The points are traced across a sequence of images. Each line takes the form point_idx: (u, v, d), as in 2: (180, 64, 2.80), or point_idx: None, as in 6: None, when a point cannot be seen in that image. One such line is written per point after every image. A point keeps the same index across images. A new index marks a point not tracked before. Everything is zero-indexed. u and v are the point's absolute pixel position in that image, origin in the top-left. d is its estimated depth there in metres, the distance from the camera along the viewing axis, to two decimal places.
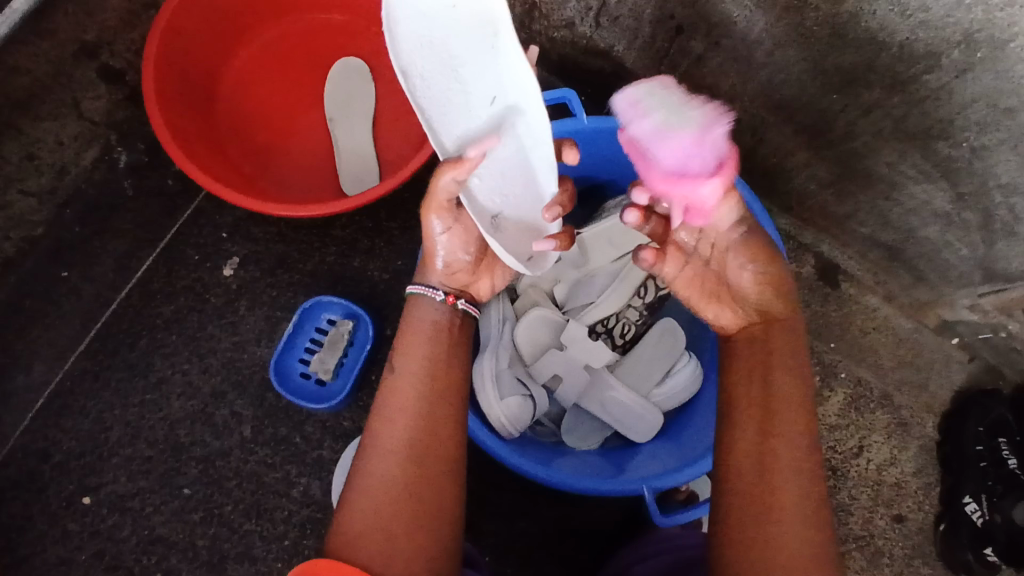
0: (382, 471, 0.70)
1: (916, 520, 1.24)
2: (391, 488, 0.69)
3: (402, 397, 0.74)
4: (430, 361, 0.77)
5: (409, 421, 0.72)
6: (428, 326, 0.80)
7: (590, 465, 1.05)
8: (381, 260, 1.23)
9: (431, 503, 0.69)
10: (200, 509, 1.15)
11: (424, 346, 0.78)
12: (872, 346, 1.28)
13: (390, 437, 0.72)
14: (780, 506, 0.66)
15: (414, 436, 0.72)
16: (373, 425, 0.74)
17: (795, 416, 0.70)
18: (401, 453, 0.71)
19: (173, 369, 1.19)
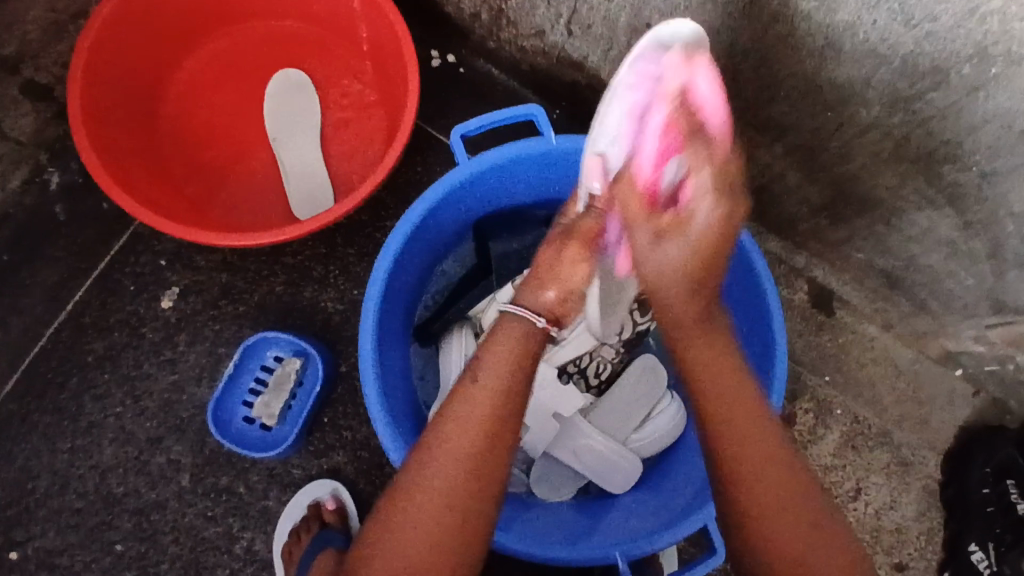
0: (439, 488, 0.64)
1: (918, 568, 1.15)
2: (438, 510, 0.64)
3: (475, 415, 0.68)
4: (512, 381, 0.71)
5: (477, 444, 0.66)
6: (510, 346, 0.75)
7: (562, 522, 0.95)
8: (336, 290, 1.13)
9: (470, 532, 0.64)
10: (134, 567, 1.04)
11: (511, 366, 0.72)
12: (870, 380, 1.19)
13: (449, 453, 0.66)
14: (773, 535, 0.64)
15: (472, 460, 0.66)
16: (435, 436, 0.68)
17: (760, 459, 0.65)
18: (457, 474, 0.65)
19: (106, 412, 1.08)
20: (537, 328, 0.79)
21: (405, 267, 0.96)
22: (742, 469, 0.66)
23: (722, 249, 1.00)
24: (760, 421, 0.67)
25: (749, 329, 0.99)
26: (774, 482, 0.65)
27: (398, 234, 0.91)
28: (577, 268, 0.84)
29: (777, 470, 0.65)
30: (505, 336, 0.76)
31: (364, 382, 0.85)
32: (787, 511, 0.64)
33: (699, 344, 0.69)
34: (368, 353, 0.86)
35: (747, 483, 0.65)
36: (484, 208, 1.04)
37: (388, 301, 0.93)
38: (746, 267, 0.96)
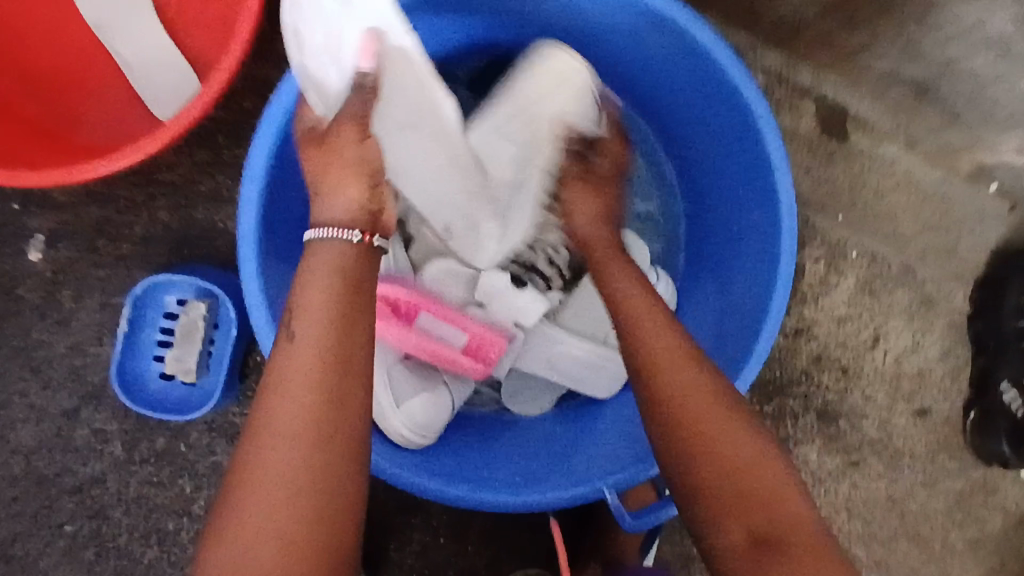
0: (264, 495, 0.49)
1: (942, 411, 1.03)
2: (282, 492, 0.49)
3: (294, 393, 0.52)
4: (336, 338, 0.54)
5: (313, 420, 0.51)
6: (335, 272, 0.58)
7: (542, 447, 0.82)
8: (232, 206, 0.92)
9: (328, 512, 0.50)
10: (91, 545, 0.95)
11: (328, 308, 0.55)
12: (890, 211, 1.01)
13: (283, 425, 0.51)
14: (710, 446, 0.57)
15: (309, 422, 0.51)
16: (252, 433, 0.51)
17: (746, 466, 0.56)
18: (299, 443, 0.50)
19: (9, 391, 0.94)
20: (350, 248, 0.59)
21: (288, 181, 0.75)
22: (679, 380, 0.61)
23: (706, 88, 0.78)
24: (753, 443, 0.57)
25: (742, 188, 0.80)
26: (705, 390, 0.60)
27: (263, 148, 0.69)
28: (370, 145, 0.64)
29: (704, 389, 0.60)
30: (318, 271, 0.57)
31: (260, 342, 0.69)
32: (723, 427, 0.58)
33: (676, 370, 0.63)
34: (257, 306, 0.69)
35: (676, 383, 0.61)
36: None
37: (273, 232, 0.73)
38: (737, 108, 0.75)
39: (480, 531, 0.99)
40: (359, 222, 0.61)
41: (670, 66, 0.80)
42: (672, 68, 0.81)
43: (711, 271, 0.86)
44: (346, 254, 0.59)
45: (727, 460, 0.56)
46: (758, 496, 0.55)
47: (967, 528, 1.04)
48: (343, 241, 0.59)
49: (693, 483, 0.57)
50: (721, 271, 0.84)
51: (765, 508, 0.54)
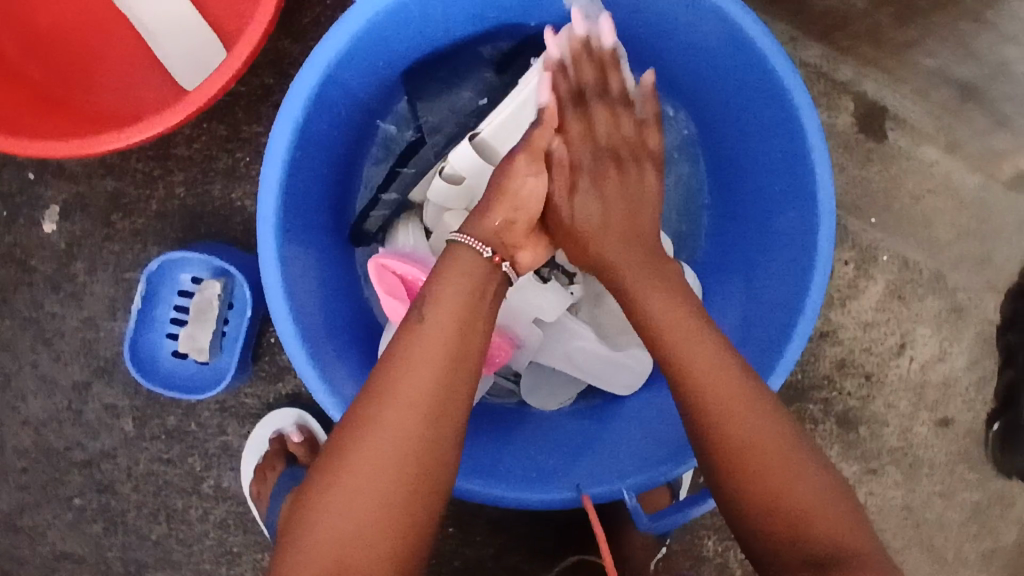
0: (380, 462, 0.51)
1: (965, 422, 1.01)
2: (402, 450, 0.52)
3: (422, 372, 0.54)
4: (462, 331, 0.57)
5: (431, 392, 0.54)
6: (466, 271, 0.61)
7: (561, 442, 0.81)
8: (250, 185, 0.90)
9: (433, 478, 0.53)
10: (101, 519, 0.94)
11: (459, 300, 0.59)
12: (924, 215, 0.98)
13: (410, 390, 0.54)
14: (729, 432, 0.55)
15: (436, 396, 0.54)
16: (378, 398, 0.54)
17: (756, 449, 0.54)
18: (422, 411, 0.53)
19: (21, 362, 0.93)
20: (481, 262, 0.62)
21: (310, 161, 0.73)
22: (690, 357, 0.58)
23: (745, 80, 0.75)
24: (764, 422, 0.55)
25: (778, 185, 0.77)
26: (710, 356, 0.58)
27: (286, 126, 0.67)
28: (525, 182, 0.68)
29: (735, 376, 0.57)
30: (453, 269, 0.61)
31: (277, 325, 0.67)
32: (760, 435, 0.54)
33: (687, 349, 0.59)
34: (275, 288, 0.67)
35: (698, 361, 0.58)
36: (409, 52, 0.77)
37: (293, 214, 0.71)
38: (778, 102, 0.72)
39: (488, 521, 0.98)
40: (491, 241, 0.64)
41: (708, 55, 0.77)
42: (707, 55, 0.77)
43: (739, 270, 0.83)
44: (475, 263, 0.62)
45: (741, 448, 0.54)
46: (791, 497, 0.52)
47: (982, 541, 1.02)
48: (477, 251, 0.62)
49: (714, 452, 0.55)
50: (748, 269, 0.81)
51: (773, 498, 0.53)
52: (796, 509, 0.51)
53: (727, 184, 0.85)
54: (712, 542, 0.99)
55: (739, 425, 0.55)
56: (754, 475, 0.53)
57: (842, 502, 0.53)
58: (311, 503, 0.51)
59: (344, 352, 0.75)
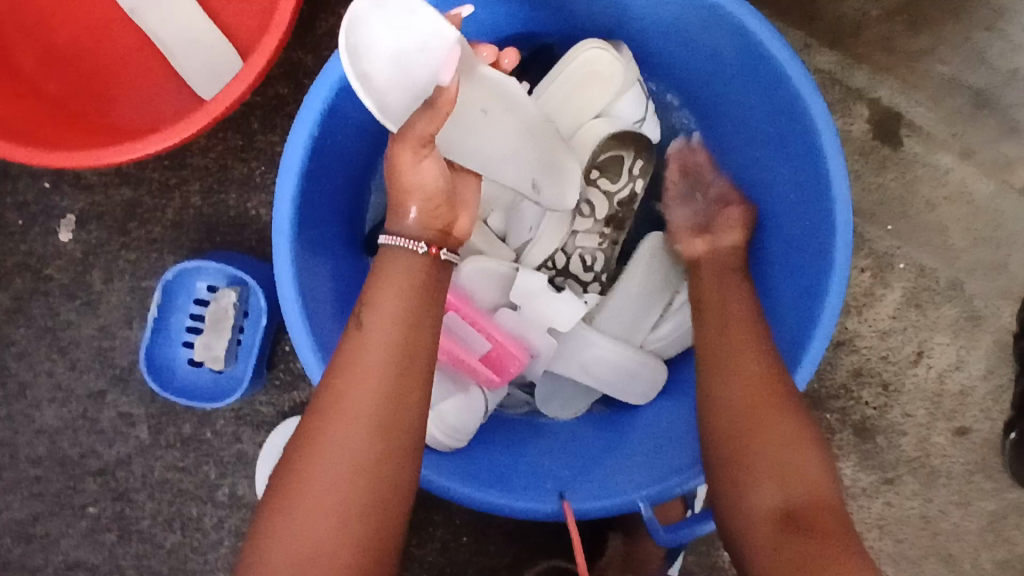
0: (328, 475, 0.52)
1: (983, 431, 1.00)
2: (348, 459, 0.53)
3: (364, 380, 0.55)
4: (408, 336, 0.58)
5: (373, 397, 0.55)
6: (407, 273, 0.61)
7: (577, 453, 0.81)
8: (265, 193, 0.90)
9: (380, 487, 0.53)
10: (115, 528, 0.95)
11: (401, 304, 0.59)
12: (940, 222, 0.97)
13: (352, 398, 0.55)
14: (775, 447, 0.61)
15: (377, 403, 0.55)
16: (322, 412, 0.55)
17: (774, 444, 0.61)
18: (364, 419, 0.54)
19: (37, 370, 0.93)
20: (418, 259, 0.61)
21: (325, 171, 0.73)
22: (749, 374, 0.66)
23: (760, 89, 0.75)
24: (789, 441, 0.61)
25: (793, 195, 0.76)
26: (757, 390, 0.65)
27: (301, 136, 0.67)
28: (422, 167, 0.63)
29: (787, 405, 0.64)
30: (393, 274, 0.60)
31: (294, 335, 0.68)
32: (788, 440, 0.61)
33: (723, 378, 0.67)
34: (290, 298, 0.67)
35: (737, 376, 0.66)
36: None
37: (309, 225, 0.71)
38: (793, 110, 0.72)
39: (503, 530, 0.98)
40: (426, 235, 0.63)
41: (722, 65, 0.77)
42: (721, 64, 0.77)
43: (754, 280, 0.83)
44: (415, 265, 0.61)
45: (756, 444, 0.62)
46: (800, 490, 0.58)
47: (1001, 551, 1.01)
48: (409, 250, 0.61)
49: (738, 459, 0.62)
50: (762, 279, 0.81)
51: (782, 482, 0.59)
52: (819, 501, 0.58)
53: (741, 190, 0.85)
54: (728, 552, 0.99)
55: (769, 430, 0.62)
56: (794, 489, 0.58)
57: (832, 492, 0.58)
58: (265, 522, 0.52)
59: None
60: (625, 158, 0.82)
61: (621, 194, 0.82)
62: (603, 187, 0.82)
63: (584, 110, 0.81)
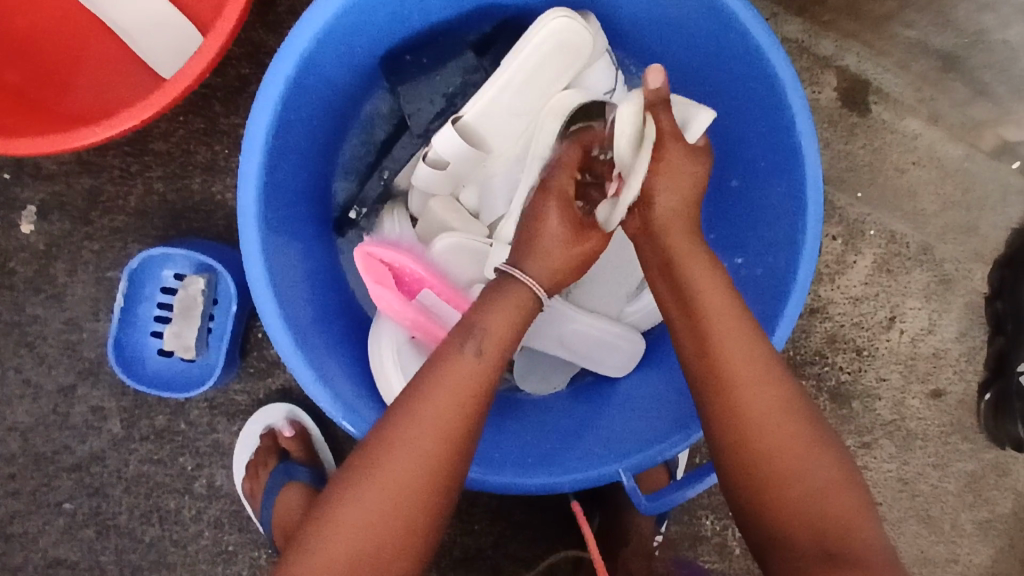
0: (399, 483, 0.53)
1: (957, 392, 1.01)
2: (424, 473, 0.54)
3: (454, 400, 0.56)
4: (461, 413, 0.56)
5: (456, 420, 0.56)
6: (512, 301, 0.63)
7: (558, 426, 0.81)
8: (231, 177, 0.89)
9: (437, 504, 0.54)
10: (92, 524, 0.94)
11: (503, 330, 0.61)
12: (909, 187, 0.98)
13: (439, 415, 0.55)
14: (770, 445, 0.54)
15: (450, 424, 0.55)
16: (407, 419, 0.55)
17: (771, 425, 0.55)
18: (446, 438, 0.55)
19: (3, 367, 0.91)
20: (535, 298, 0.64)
21: (289, 151, 0.71)
22: (727, 334, 0.58)
23: (725, 55, 0.74)
24: (777, 401, 0.56)
25: (764, 159, 0.76)
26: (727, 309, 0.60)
27: (263, 117, 0.65)
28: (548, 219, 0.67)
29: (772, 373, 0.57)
30: (500, 300, 0.62)
31: (264, 318, 0.66)
32: (771, 415, 0.55)
33: (726, 336, 0.58)
34: (259, 280, 0.66)
35: (720, 340, 0.58)
36: (387, 35, 0.75)
37: (275, 205, 0.70)
38: (761, 74, 0.71)
39: (487, 509, 0.98)
40: (542, 276, 0.65)
41: (686, 33, 0.77)
42: (685, 31, 0.76)
43: (726, 250, 0.82)
44: (524, 290, 0.64)
45: (752, 430, 0.55)
46: (819, 506, 0.53)
47: (978, 511, 1.02)
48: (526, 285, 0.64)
49: (739, 446, 0.55)
50: (735, 249, 0.81)
51: (767, 474, 0.54)
52: (819, 513, 0.52)
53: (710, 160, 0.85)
54: (711, 521, 0.99)
55: (762, 402, 0.56)
56: (783, 483, 0.54)
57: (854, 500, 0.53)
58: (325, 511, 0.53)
59: (332, 344, 0.74)
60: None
61: None
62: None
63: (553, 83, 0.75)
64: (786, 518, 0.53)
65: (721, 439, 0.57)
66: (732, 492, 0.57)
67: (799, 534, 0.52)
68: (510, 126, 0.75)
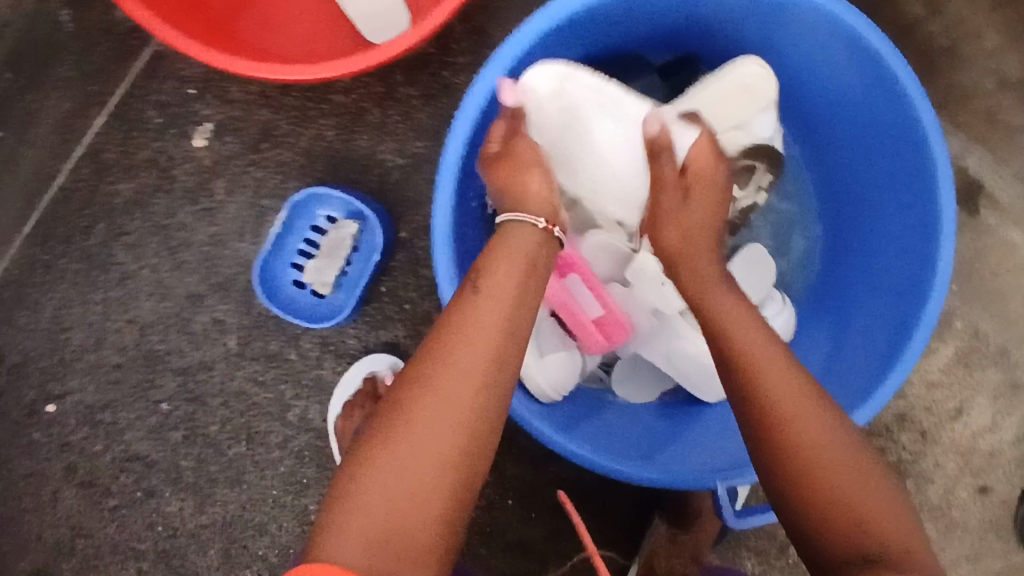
0: (421, 419, 0.54)
1: (1003, 493, 1.07)
2: (442, 407, 0.55)
3: (471, 341, 0.58)
4: (486, 346, 0.58)
5: (476, 360, 0.58)
6: (523, 255, 0.67)
7: (649, 431, 0.86)
8: (396, 141, 0.95)
9: (458, 438, 0.54)
10: (182, 428, 0.99)
11: (512, 281, 0.64)
12: (1001, 292, 1.04)
13: (458, 352, 0.58)
14: (774, 391, 0.61)
15: (472, 360, 0.57)
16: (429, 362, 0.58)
17: (768, 358, 0.63)
18: (464, 372, 0.57)
19: (141, 264, 0.98)
20: (536, 232, 0.70)
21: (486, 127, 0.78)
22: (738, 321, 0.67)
23: (885, 132, 0.81)
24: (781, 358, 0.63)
25: (897, 233, 0.82)
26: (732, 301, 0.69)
27: (483, 88, 0.72)
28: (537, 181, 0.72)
29: (789, 366, 0.63)
30: (513, 256, 0.66)
31: (436, 268, 0.72)
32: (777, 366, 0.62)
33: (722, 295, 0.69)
34: (440, 228, 0.72)
35: (738, 332, 0.66)
36: (589, 48, 0.83)
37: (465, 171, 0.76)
38: (915, 157, 0.77)
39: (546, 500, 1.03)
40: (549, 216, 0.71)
41: (853, 105, 0.83)
42: (854, 103, 0.83)
43: (834, 311, 0.89)
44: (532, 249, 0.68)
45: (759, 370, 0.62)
46: (814, 439, 0.58)
47: None
48: (531, 223, 0.70)
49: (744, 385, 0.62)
50: (845, 312, 0.87)
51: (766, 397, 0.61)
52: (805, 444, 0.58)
53: (840, 225, 0.91)
54: (751, 562, 1.04)
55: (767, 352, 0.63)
56: (822, 499, 0.55)
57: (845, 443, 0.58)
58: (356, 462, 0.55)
59: None
60: (756, 171, 0.86)
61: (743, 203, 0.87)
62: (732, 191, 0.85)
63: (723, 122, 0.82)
64: (790, 441, 0.58)
65: (749, 424, 0.61)
66: (769, 490, 0.59)
67: (809, 455, 0.57)
68: None
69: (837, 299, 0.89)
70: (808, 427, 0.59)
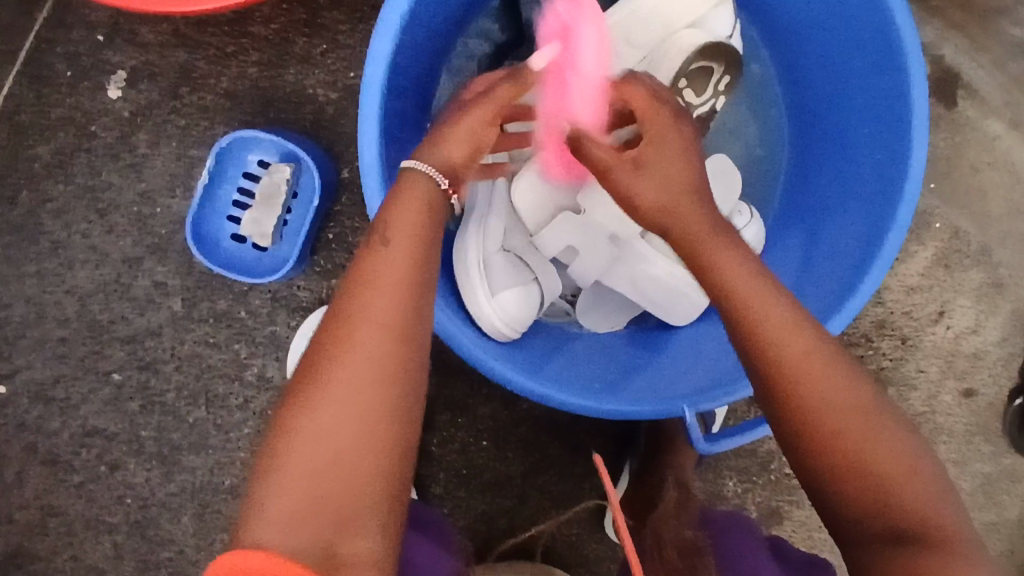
0: (342, 387, 0.48)
1: (989, 395, 1.04)
2: (362, 369, 0.49)
3: (388, 292, 0.51)
4: (408, 297, 0.52)
5: (396, 310, 0.51)
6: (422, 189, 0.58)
7: (615, 361, 0.83)
8: (324, 73, 0.88)
9: (386, 404, 0.48)
10: (138, 397, 0.95)
11: (418, 223, 0.56)
12: (980, 188, 1.00)
13: (373, 306, 0.51)
14: (797, 370, 0.53)
15: (394, 315, 0.51)
16: (342, 318, 0.51)
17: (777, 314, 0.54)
18: (387, 328, 0.50)
19: (71, 230, 0.92)
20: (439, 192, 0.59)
21: (410, 42, 0.70)
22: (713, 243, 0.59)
23: (849, 16, 0.74)
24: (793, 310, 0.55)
25: (870, 128, 0.76)
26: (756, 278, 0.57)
27: None
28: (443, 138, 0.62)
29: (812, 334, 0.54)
30: (406, 193, 0.58)
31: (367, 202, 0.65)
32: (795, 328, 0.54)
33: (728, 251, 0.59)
34: (370, 161, 0.64)
35: (728, 266, 0.58)
36: None
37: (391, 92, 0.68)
38: (883, 39, 0.71)
39: (521, 440, 1.00)
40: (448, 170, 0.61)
41: None
42: None
43: (805, 220, 0.84)
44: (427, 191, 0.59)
45: (770, 338, 0.54)
46: (841, 407, 0.51)
47: (988, 513, 1.04)
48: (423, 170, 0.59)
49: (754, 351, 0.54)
50: (817, 220, 0.82)
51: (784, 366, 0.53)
52: (838, 429, 0.51)
53: (810, 129, 0.85)
54: (733, 483, 1.02)
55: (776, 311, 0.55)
56: (851, 452, 0.50)
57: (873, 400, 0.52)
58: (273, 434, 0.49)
59: None
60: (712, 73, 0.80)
61: (703, 108, 0.80)
62: (690, 97, 0.79)
63: (678, 20, 0.78)
64: (813, 415, 0.51)
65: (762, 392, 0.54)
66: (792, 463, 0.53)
67: (845, 431, 0.51)
68: (624, 55, 0.78)
69: (808, 208, 0.84)
70: (824, 394, 0.52)
